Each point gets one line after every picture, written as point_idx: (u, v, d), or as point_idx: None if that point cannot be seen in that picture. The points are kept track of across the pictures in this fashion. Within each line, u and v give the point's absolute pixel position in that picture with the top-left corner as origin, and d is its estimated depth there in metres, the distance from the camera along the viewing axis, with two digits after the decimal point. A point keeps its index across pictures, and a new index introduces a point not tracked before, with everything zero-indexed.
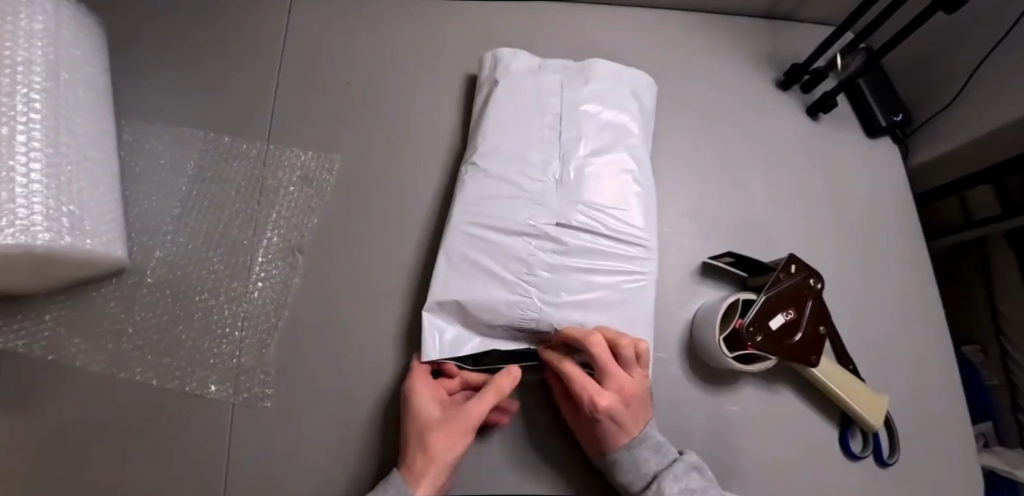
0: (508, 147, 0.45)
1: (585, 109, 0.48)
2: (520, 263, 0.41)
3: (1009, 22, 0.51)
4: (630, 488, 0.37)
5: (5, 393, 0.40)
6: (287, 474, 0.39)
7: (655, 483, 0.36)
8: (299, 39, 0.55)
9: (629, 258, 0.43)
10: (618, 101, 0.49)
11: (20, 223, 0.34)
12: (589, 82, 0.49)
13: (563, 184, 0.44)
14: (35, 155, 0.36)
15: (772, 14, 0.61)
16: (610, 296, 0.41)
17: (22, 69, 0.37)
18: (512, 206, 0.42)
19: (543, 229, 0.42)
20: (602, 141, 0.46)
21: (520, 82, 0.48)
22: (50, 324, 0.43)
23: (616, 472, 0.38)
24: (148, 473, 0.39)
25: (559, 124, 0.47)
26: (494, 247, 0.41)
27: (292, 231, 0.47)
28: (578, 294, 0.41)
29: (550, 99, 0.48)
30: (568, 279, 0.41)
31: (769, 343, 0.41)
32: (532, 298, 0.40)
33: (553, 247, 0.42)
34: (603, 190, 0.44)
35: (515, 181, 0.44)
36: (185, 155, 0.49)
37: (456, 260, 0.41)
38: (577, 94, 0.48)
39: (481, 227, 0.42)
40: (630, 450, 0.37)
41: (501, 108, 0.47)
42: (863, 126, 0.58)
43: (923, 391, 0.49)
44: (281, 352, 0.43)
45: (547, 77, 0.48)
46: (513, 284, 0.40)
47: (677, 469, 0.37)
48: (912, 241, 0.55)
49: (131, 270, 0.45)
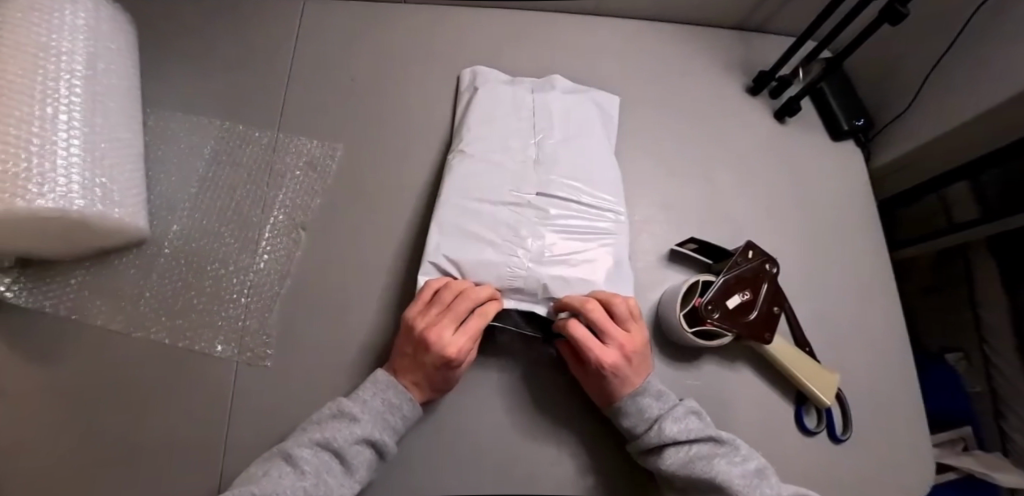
0: (489, 137, 0.50)
1: (557, 107, 0.54)
2: (507, 229, 0.45)
3: (948, 39, 0.56)
4: (633, 431, 0.41)
5: (33, 346, 0.45)
6: (283, 425, 0.43)
7: (658, 424, 0.41)
8: (311, 40, 0.60)
9: (603, 223, 0.48)
10: (581, 107, 0.54)
11: (60, 191, 0.39)
12: (555, 87, 0.56)
13: (541, 162, 0.49)
14: (75, 133, 0.42)
15: (745, 25, 0.66)
16: (589, 257, 0.46)
17: (66, 59, 0.43)
18: (497, 181, 0.48)
19: (525, 199, 0.47)
20: (573, 128, 0.52)
21: (495, 87, 0.54)
22: (75, 287, 0.47)
23: (621, 417, 0.42)
24: (158, 420, 0.43)
25: (532, 115, 0.52)
26: (483, 215, 0.46)
27: (297, 210, 0.52)
28: (561, 253, 0.45)
29: (525, 97, 0.54)
30: (551, 241, 0.46)
31: (726, 320, 0.45)
32: (520, 257, 0.44)
33: (536, 214, 0.47)
34: (577, 167, 0.50)
35: (498, 160, 0.49)
36: (203, 140, 0.55)
37: (447, 227, 0.45)
38: (549, 93, 0.55)
39: (471, 198, 0.46)
40: (634, 397, 0.41)
41: (482, 107, 0.52)
42: (827, 129, 0.63)
43: (878, 374, 0.53)
44: (281, 317, 0.47)
45: (522, 86, 0.55)
46: (501, 247, 0.45)
47: (676, 413, 0.42)
48: (870, 237, 0.59)
49: (149, 241, 0.50)
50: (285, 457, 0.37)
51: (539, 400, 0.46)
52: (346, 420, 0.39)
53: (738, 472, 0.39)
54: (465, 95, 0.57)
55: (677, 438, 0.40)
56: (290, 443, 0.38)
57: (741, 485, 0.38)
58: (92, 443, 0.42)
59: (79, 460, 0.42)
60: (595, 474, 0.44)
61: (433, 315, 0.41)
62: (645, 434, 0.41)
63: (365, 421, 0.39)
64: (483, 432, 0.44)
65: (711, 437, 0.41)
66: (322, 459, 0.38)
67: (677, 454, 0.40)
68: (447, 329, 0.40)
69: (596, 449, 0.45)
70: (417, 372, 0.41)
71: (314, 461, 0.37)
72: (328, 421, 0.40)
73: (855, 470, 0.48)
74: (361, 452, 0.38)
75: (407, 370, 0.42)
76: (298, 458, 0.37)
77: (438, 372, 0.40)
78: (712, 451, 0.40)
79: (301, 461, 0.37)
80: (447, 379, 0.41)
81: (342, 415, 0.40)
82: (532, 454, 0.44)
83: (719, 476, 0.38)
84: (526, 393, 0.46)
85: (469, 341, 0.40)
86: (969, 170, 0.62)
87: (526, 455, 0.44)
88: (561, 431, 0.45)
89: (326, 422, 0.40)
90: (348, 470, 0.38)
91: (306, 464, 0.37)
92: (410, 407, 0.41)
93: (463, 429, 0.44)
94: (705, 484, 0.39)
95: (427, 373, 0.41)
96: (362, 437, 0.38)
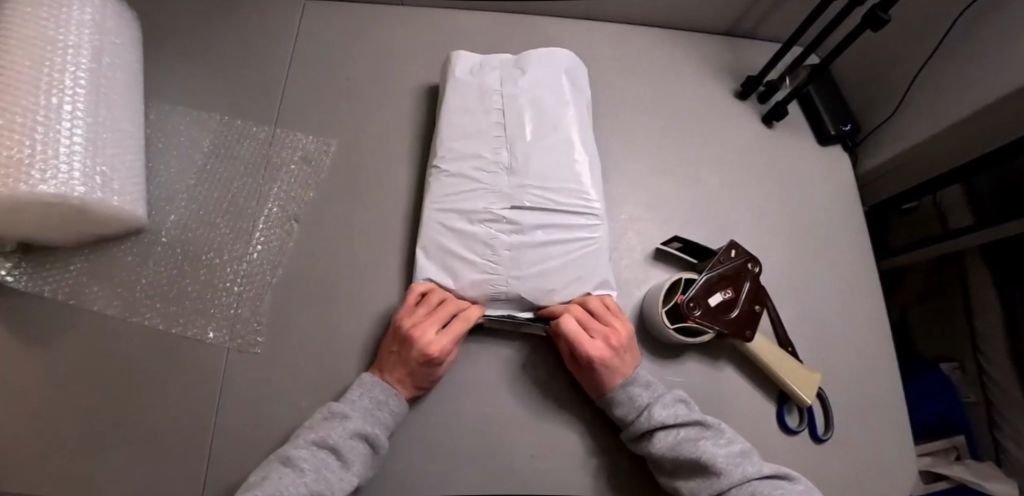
0: (465, 146, 0.51)
1: (527, 101, 0.53)
2: (485, 246, 0.46)
3: (931, 47, 0.58)
4: (624, 418, 0.42)
5: (32, 330, 0.46)
6: (270, 410, 0.44)
7: (648, 410, 0.41)
8: (310, 38, 0.62)
9: (580, 225, 0.48)
10: (553, 88, 0.54)
11: (61, 177, 0.40)
12: (525, 71, 0.55)
13: (513, 171, 0.50)
14: (78, 123, 0.44)
15: (734, 32, 0.68)
16: (567, 261, 0.47)
17: (73, 52, 0.45)
18: (471, 198, 0.48)
19: (499, 214, 0.48)
20: (543, 126, 0.52)
21: (464, 86, 0.54)
22: (74, 273, 0.49)
23: (612, 407, 0.43)
24: (149, 404, 0.44)
25: (502, 117, 0.52)
26: (461, 235, 0.47)
27: (291, 203, 0.53)
28: (539, 263, 0.46)
29: (493, 96, 0.54)
30: (528, 252, 0.46)
31: (707, 317, 0.45)
32: (499, 273, 0.46)
33: (510, 227, 0.47)
34: (549, 171, 0.50)
35: (472, 175, 0.50)
36: (203, 134, 0.56)
37: (430, 252, 0.47)
38: (518, 79, 0.54)
39: (449, 220, 0.48)
40: (625, 387, 0.43)
41: (452, 111, 0.53)
42: (814, 132, 0.64)
43: (862, 375, 0.53)
44: (272, 306, 0.48)
45: (489, 74, 0.55)
46: (482, 265, 0.46)
47: (664, 399, 0.43)
48: (855, 240, 0.60)
49: (147, 231, 0.51)
50: (282, 460, 0.37)
51: (522, 392, 0.47)
52: (338, 419, 0.40)
53: (724, 453, 0.39)
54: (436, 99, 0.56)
55: (666, 422, 0.41)
56: (286, 446, 0.38)
57: (726, 463, 0.39)
58: (86, 423, 0.43)
59: (73, 440, 0.43)
60: (577, 466, 0.44)
61: (419, 314, 0.43)
62: (636, 421, 0.42)
63: (356, 417, 0.40)
64: (467, 421, 0.45)
65: (698, 421, 0.42)
66: (319, 457, 0.38)
67: (667, 439, 0.40)
68: (431, 327, 0.42)
69: (578, 442, 0.45)
70: (401, 368, 0.42)
71: (312, 459, 0.37)
72: (322, 423, 0.40)
73: (837, 469, 0.48)
74: (356, 447, 0.39)
75: (390, 367, 0.42)
76: (296, 458, 0.37)
77: (420, 368, 0.41)
78: (700, 434, 0.41)
79: (300, 460, 0.37)
80: (429, 377, 0.42)
81: (335, 415, 0.40)
82: (514, 445, 0.44)
83: (706, 456, 0.39)
84: (510, 385, 0.47)
85: (453, 339, 0.42)
86: (959, 176, 0.63)
87: (508, 446, 0.44)
88: (544, 423, 0.45)
89: (319, 424, 0.40)
90: (345, 465, 0.38)
91: (305, 462, 0.37)
92: (397, 403, 0.41)
93: (446, 418, 0.45)
94: (693, 466, 0.39)
95: (409, 369, 0.42)
96: (354, 432, 0.39)
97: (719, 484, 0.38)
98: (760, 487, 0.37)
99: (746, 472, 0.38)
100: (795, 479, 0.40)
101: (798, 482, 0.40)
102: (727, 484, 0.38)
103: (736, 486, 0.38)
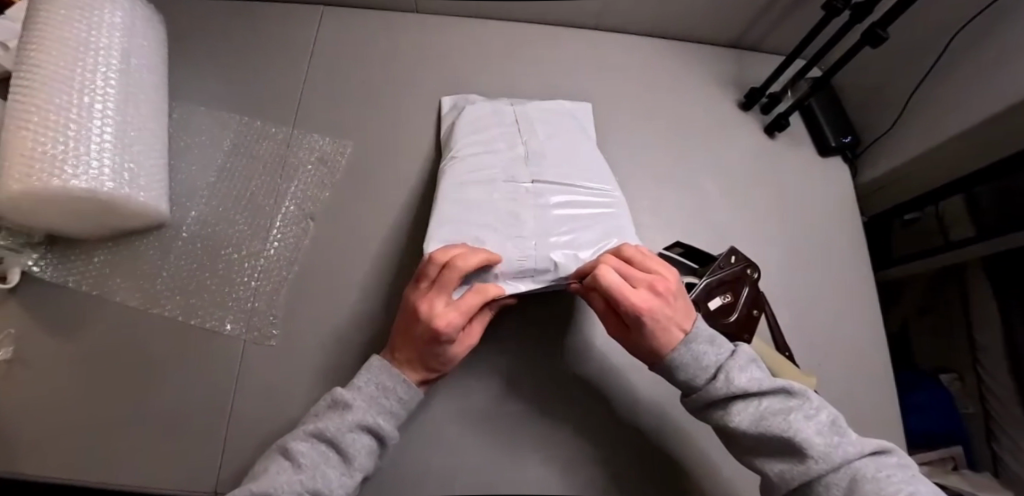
0: (480, 144, 0.53)
1: (538, 119, 0.56)
2: (509, 216, 0.48)
3: (928, 64, 0.59)
4: (695, 383, 0.40)
5: (58, 318, 0.48)
6: (284, 401, 0.46)
7: (722, 373, 0.39)
8: (327, 42, 0.64)
9: (598, 201, 0.51)
10: (558, 115, 0.58)
11: (92, 174, 0.42)
12: (533, 102, 0.59)
13: (530, 156, 0.53)
14: (108, 122, 0.46)
15: (739, 44, 0.70)
16: (589, 232, 0.49)
17: (104, 54, 0.47)
18: (493, 174, 0.51)
19: (521, 188, 0.50)
20: (554, 131, 0.56)
21: (475, 111, 0.57)
22: (97, 264, 0.51)
23: (678, 371, 0.40)
24: (167, 391, 0.46)
25: (516, 126, 0.55)
26: (484, 207, 0.48)
27: (308, 202, 0.55)
28: (565, 231, 0.48)
29: (506, 113, 0.56)
30: (552, 222, 0.48)
31: (707, 320, 0.47)
32: (526, 239, 0.46)
33: (534, 200, 0.50)
34: (565, 157, 0.53)
35: (489, 159, 0.52)
36: (223, 133, 0.58)
37: (450, 220, 0.47)
38: (527, 104, 0.58)
39: (472, 191, 0.49)
40: (687, 346, 0.40)
41: (466, 124, 0.55)
42: (815, 144, 0.66)
43: (859, 381, 0.54)
44: (288, 300, 0.50)
45: (500, 101, 0.59)
46: (508, 232, 0.47)
47: (739, 362, 0.40)
48: (853, 250, 0.61)
49: (168, 225, 0.53)
50: (284, 453, 0.37)
51: (526, 389, 0.48)
52: (341, 410, 0.40)
53: (817, 430, 0.36)
54: (446, 120, 0.59)
55: (746, 389, 0.38)
56: (288, 439, 0.39)
57: (821, 443, 0.35)
58: (107, 409, 0.45)
59: (95, 425, 0.45)
60: (578, 462, 0.46)
61: (426, 287, 0.41)
62: (708, 385, 0.39)
63: (359, 408, 0.40)
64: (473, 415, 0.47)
65: (782, 389, 0.38)
66: (319, 451, 0.38)
67: (747, 409, 0.38)
68: (436, 301, 0.40)
69: (579, 439, 0.47)
70: (407, 350, 0.42)
71: (311, 454, 0.37)
72: (325, 413, 0.40)
73: None
74: (357, 440, 0.38)
75: (402, 346, 0.42)
76: (295, 452, 0.37)
77: (427, 346, 0.40)
78: (785, 405, 0.38)
79: (298, 455, 0.37)
80: (440, 357, 0.41)
81: (338, 406, 0.40)
82: (517, 440, 0.46)
83: (798, 435, 0.35)
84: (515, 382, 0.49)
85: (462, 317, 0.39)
86: (959, 188, 0.64)
87: (512, 440, 0.46)
88: (547, 419, 0.47)
89: (323, 415, 0.40)
90: (346, 459, 0.38)
91: (304, 456, 0.37)
92: (404, 391, 0.42)
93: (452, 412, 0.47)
94: (780, 443, 0.36)
95: (419, 349, 0.41)
96: (356, 423, 0.39)
97: (814, 466, 0.34)
98: (862, 470, 0.33)
99: (846, 454, 0.34)
100: (890, 452, 0.36)
101: (893, 454, 0.36)
102: (824, 470, 0.34)
103: (834, 469, 0.34)
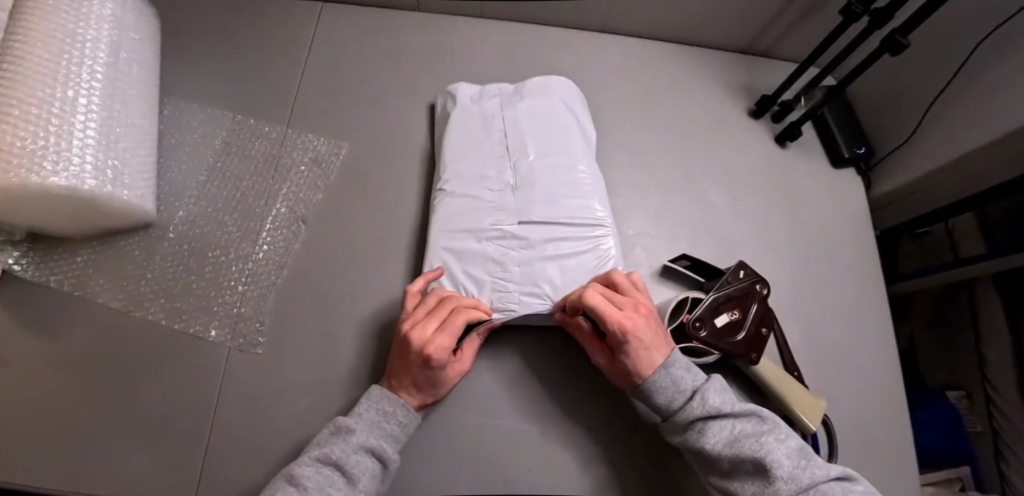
0: (466, 168, 0.51)
1: (526, 122, 0.54)
2: (494, 264, 0.47)
3: (947, 76, 0.57)
4: (671, 405, 0.40)
5: (37, 319, 0.47)
6: (268, 411, 0.44)
7: (698, 395, 0.39)
8: (326, 39, 0.62)
9: (589, 239, 0.48)
10: (552, 113, 0.55)
11: (73, 171, 0.41)
12: (524, 96, 0.56)
13: (518, 188, 0.50)
14: (92, 117, 0.44)
15: (750, 50, 0.68)
16: (577, 277, 0.46)
17: (91, 46, 0.46)
18: (478, 216, 0.49)
19: (506, 231, 0.48)
20: (550, 142, 0.53)
21: (466, 112, 0.55)
22: (80, 264, 0.49)
23: (654, 394, 0.40)
24: (147, 399, 0.44)
25: (505, 138, 0.53)
26: (469, 256, 0.47)
27: (299, 204, 0.53)
28: (551, 278, 0.46)
29: (494, 120, 0.54)
30: (538, 268, 0.46)
31: (713, 338, 0.45)
32: (511, 291, 0.45)
33: (520, 244, 0.47)
34: (554, 186, 0.50)
35: (477, 194, 0.50)
36: (215, 130, 0.56)
37: (439, 274, 0.47)
38: (516, 105, 0.55)
39: (456, 240, 0.48)
40: (666, 369, 0.40)
41: (456, 135, 0.53)
42: (828, 155, 0.64)
43: (868, 402, 0.52)
44: (275, 305, 0.48)
45: (489, 101, 0.55)
46: (493, 283, 0.46)
47: (714, 385, 0.40)
48: (864, 265, 0.59)
49: (155, 225, 0.51)
50: (288, 479, 0.35)
51: (522, 405, 0.46)
52: (344, 435, 0.38)
53: (788, 453, 0.36)
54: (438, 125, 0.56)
55: (721, 411, 0.38)
56: (292, 465, 0.36)
57: (792, 465, 0.35)
58: (83, 416, 0.43)
59: (70, 432, 0.43)
60: (574, 484, 0.43)
61: (419, 314, 0.41)
62: (684, 407, 0.39)
63: (362, 431, 0.38)
64: (466, 431, 0.45)
65: (755, 413, 0.39)
66: (324, 475, 0.36)
67: (721, 431, 0.38)
68: (430, 325, 0.40)
69: (577, 458, 0.44)
70: (402, 377, 0.41)
71: (316, 478, 0.35)
72: (328, 438, 0.38)
73: None
74: (362, 462, 0.37)
75: (395, 373, 0.41)
76: (300, 476, 0.35)
77: (421, 371, 0.40)
78: (758, 429, 0.38)
79: (303, 479, 0.35)
80: (434, 380, 0.40)
81: (341, 430, 0.38)
82: (510, 460, 0.44)
83: (770, 454, 0.35)
84: (510, 398, 0.46)
85: (450, 337, 0.39)
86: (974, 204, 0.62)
87: (505, 458, 0.44)
88: (542, 438, 0.45)
89: (326, 440, 0.38)
90: (351, 483, 0.36)
91: (309, 481, 0.35)
92: (405, 414, 0.40)
93: (445, 429, 0.44)
94: (752, 465, 0.36)
95: (412, 372, 0.40)
96: (360, 445, 0.37)
97: (784, 487, 0.34)
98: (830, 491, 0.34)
99: (814, 475, 0.35)
100: (857, 479, 0.37)
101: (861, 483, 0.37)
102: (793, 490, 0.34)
103: (803, 490, 0.34)
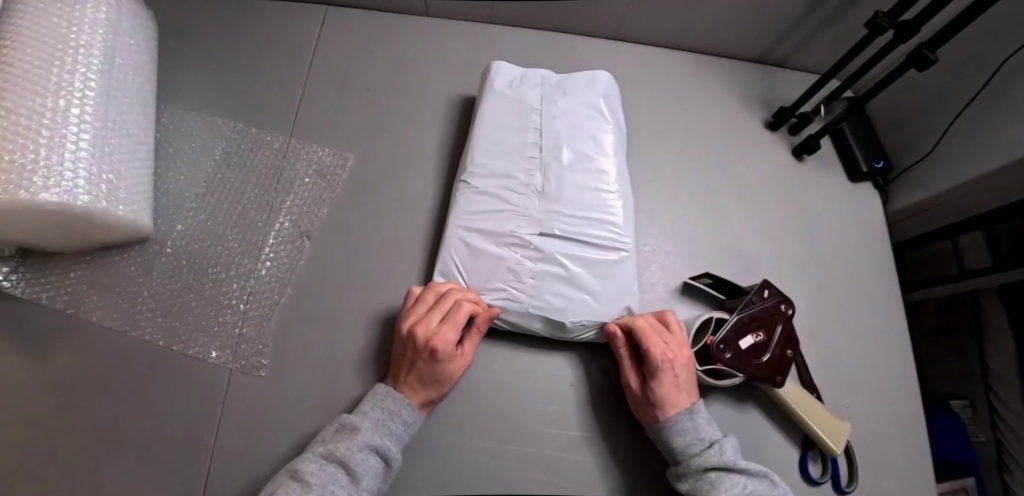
0: (493, 163, 0.50)
1: (564, 123, 0.52)
2: (509, 272, 0.45)
3: (971, 91, 0.56)
4: (687, 449, 0.39)
5: (24, 341, 0.44)
6: (268, 439, 0.41)
7: (716, 446, 0.39)
8: (331, 44, 0.60)
9: (611, 262, 0.46)
10: (576, 117, 0.53)
11: (65, 185, 0.38)
12: (567, 92, 0.54)
13: (546, 196, 0.48)
14: (85, 128, 0.42)
15: (765, 60, 0.67)
16: (594, 297, 0.45)
17: (83, 52, 0.43)
18: (500, 218, 0.47)
19: (526, 239, 0.46)
20: (582, 150, 0.51)
21: (503, 99, 0.53)
22: (73, 281, 0.47)
23: (671, 437, 0.40)
24: (139, 426, 0.42)
25: (540, 137, 0.51)
26: (485, 258, 0.45)
27: (302, 219, 0.51)
28: (564, 296, 0.44)
29: (532, 114, 0.52)
30: (551, 284, 0.44)
31: (737, 360, 0.43)
32: (520, 301, 0.44)
33: (538, 256, 0.45)
34: (582, 201, 0.48)
35: (502, 196, 0.48)
36: (215, 140, 0.54)
37: (451, 271, 0.45)
38: (559, 101, 0.53)
39: (473, 239, 0.46)
40: (690, 413, 0.40)
41: (485, 124, 0.52)
42: (845, 170, 0.63)
43: (890, 425, 0.51)
44: (279, 325, 0.46)
45: (530, 87, 0.54)
46: (505, 292, 0.44)
47: (731, 441, 0.41)
48: (882, 282, 0.58)
49: (153, 240, 0.49)
50: (291, 474, 0.35)
51: (536, 429, 0.44)
52: (349, 432, 0.37)
53: None
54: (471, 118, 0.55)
55: (735, 465, 0.39)
56: (296, 460, 0.36)
57: None
58: (72, 443, 0.41)
59: (58, 459, 0.40)
60: None
61: (422, 310, 0.42)
62: (700, 453, 0.39)
63: (367, 430, 0.37)
64: (477, 458, 0.42)
65: (765, 476, 0.39)
66: (328, 472, 0.35)
67: (734, 486, 0.37)
68: (433, 319, 0.40)
69: (593, 485, 0.42)
70: (405, 374, 0.40)
71: (320, 473, 0.34)
72: (333, 436, 0.38)
73: None
74: (367, 461, 0.35)
75: (398, 370, 0.41)
76: (304, 471, 0.34)
77: (424, 363, 0.39)
78: (767, 491, 0.38)
79: (308, 474, 0.34)
80: (437, 371, 0.39)
81: (346, 428, 0.37)
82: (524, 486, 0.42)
83: None
84: (523, 420, 0.44)
85: (449, 324, 0.40)
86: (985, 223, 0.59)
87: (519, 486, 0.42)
88: (557, 462, 0.43)
89: (331, 438, 0.37)
90: (354, 482, 0.35)
91: (312, 476, 0.34)
92: (409, 413, 0.39)
93: (456, 455, 0.42)
94: None
95: (413, 365, 0.40)
96: (366, 444, 0.36)
97: None
98: None
99: None
100: None
101: None
102: None
103: None
